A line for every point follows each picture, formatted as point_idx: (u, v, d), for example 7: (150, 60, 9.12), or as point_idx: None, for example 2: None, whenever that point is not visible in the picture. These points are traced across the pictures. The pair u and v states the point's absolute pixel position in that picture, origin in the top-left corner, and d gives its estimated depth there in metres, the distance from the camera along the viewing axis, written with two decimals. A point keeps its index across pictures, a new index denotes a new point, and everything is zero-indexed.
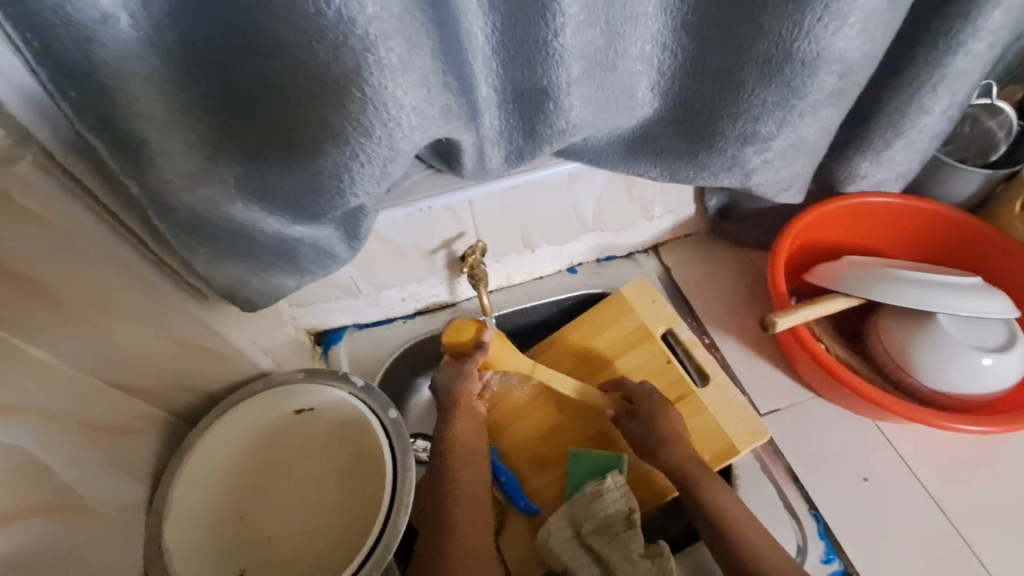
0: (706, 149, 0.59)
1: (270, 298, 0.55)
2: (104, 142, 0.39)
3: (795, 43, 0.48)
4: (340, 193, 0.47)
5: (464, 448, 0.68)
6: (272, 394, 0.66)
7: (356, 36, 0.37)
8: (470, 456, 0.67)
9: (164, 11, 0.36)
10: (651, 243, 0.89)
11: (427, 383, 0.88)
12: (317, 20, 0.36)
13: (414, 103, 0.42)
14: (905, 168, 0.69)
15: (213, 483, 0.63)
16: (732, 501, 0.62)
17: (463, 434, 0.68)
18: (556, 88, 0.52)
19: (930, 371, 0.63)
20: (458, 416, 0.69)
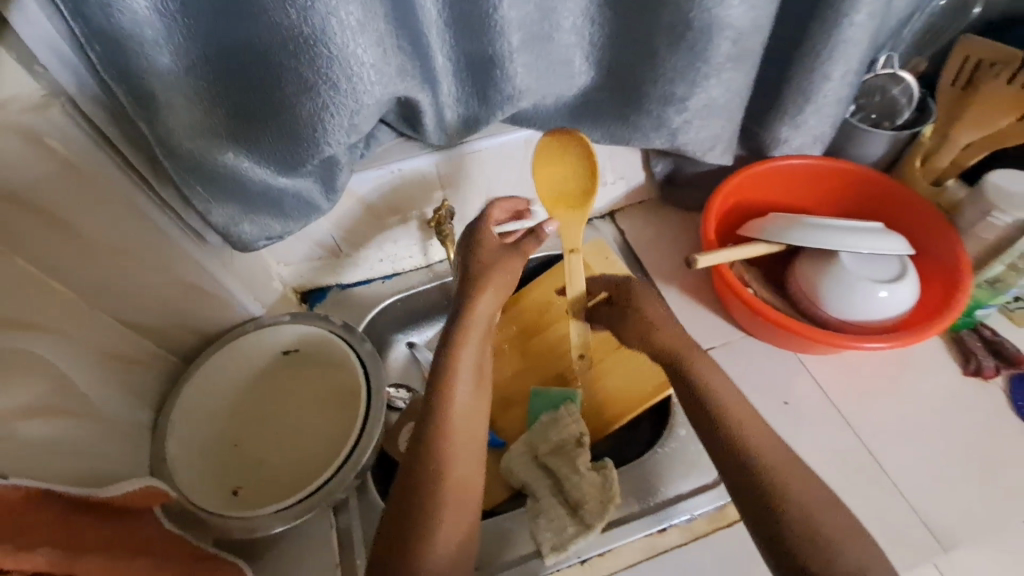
0: (635, 111, 0.68)
1: (259, 239, 0.64)
2: (124, 94, 0.49)
3: (692, 13, 0.57)
4: (317, 143, 0.56)
5: (465, 372, 0.66)
6: (261, 334, 0.75)
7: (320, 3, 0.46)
8: (470, 379, 0.67)
9: None
10: (607, 210, 0.99)
11: (404, 340, 0.99)
12: None
13: (372, 61, 0.52)
14: (820, 131, 0.78)
15: (210, 410, 0.73)
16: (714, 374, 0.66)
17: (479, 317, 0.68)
18: (501, 57, 0.61)
19: (835, 301, 0.73)
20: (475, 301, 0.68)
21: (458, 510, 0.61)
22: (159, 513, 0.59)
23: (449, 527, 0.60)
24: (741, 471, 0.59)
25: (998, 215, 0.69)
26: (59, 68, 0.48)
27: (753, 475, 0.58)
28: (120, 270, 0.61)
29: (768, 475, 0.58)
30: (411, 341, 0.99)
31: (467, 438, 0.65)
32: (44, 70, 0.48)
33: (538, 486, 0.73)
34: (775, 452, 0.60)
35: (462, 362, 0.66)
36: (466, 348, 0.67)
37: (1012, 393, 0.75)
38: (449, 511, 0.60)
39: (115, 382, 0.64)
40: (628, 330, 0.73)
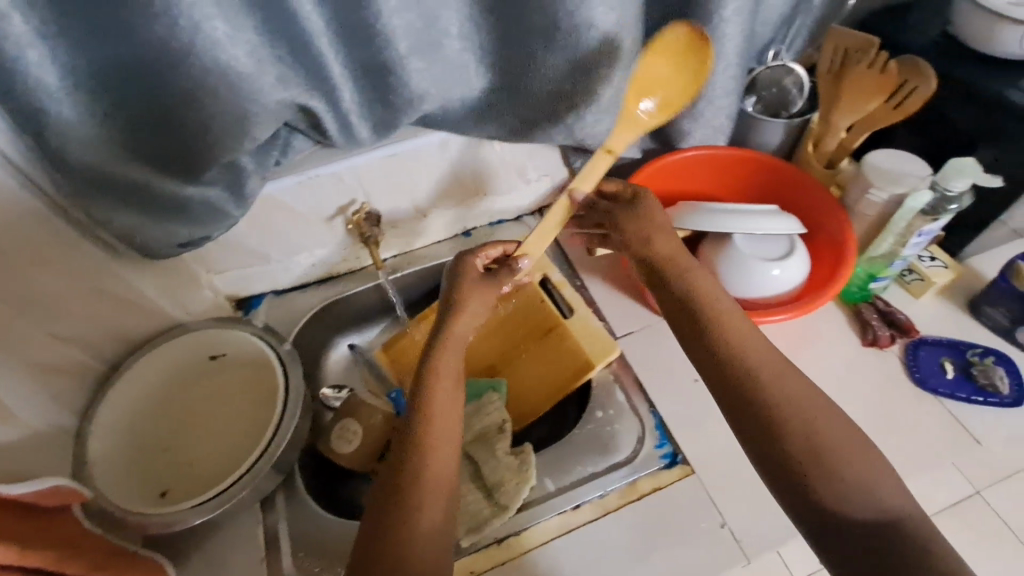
0: (532, 110, 0.72)
1: (166, 246, 0.66)
2: (9, 112, 0.51)
3: (558, 15, 0.61)
4: (213, 149, 0.60)
5: (446, 375, 0.63)
6: (187, 340, 0.78)
7: (187, 16, 0.50)
8: (452, 383, 0.63)
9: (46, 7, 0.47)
10: (535, 207, 1.03)
11: (346, 342, 1.01)
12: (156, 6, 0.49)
13: (247, 67, 0.56)
14: (718, 122, 0.83)
15: (137, 414, 0.75)
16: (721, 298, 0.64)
17: (462, 329, 0.66)
18: (394, 63, 0.65)
19: (737, 283, 0.76)
20: (457, 311, 0.67)
21: (439, 525, 0.56)
22: (77, 511, 0.61)
23: (432, 543, 0.54)
24: (757, 420, 0.57)
25: (876, 192, 0.74)
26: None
27: (763, 412, 0.57)
28: (37, 280, 0.63)
29: (773, 413, 0.56)
30: (353, 342, 1.01)
31: (448, 438, 0.60)
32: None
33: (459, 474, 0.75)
34: (789, 378, 0.58)
35: (443, 375, 0.63)
36: (447, 356, 0.64)
37: (907, 361, 0.79)
38: (427, 527, 0.55)
39: (36, 390, 0.66)
40: (632, 229, 0.70)
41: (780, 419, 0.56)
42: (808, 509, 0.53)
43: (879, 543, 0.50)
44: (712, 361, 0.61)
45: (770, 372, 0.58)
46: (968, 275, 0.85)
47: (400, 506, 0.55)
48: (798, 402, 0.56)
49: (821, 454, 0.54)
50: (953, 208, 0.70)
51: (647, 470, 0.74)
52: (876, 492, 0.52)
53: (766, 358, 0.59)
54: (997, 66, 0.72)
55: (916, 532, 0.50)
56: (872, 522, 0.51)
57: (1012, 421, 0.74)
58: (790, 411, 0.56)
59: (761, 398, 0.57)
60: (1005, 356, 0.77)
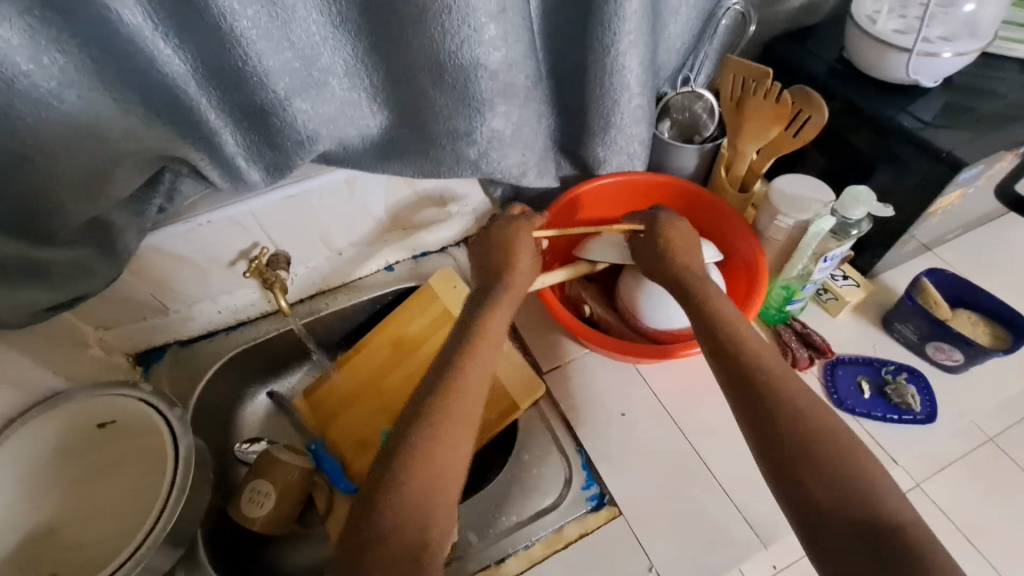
0: (433, 147, 0.69)
1: (24, 316, 0.59)
2: None
3: (442, 54, 0.58)
4: (69, 206, 0.55)
5: (485, 361, 0.61)
6: (66, 412, 0.70)
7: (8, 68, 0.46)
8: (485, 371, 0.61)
9: None
10: (461, 236, 1.00)
11: (265, 390, 0.94)
12: None
13: (82, 111, 0.52)
14: (631, 149, 0.83)
15: (15, 497, 0.68)
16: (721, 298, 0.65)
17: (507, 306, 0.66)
18: (273, 106, 0.61)
19: (653, 314, 0.76)
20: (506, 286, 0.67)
21: (447, 496, 0.54)
22: None
23: (434, 510, 0.53)
24: (764, 408, 0.55)
25: (783, 218, 0.75)
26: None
27: (767, 396, 0.55)
28: None
29: (773, 403, 0.54)
30: (272, 389, 0.94)
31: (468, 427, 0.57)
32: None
33: None
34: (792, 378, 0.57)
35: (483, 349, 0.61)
36: (490, 338, 0.63)
37: (825, 381, 0.79)
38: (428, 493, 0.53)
39: None
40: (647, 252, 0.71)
41: (788, 409, 0.54)
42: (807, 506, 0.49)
43: (870, 550, 0.46)
44: (728, 343, 0.60)
45: (771, 363, 0.57)
46: (882, 290, 0.86)
47: (414, 463, 0.54)
48: (799, 400, 0.54)
49: (820, 449, 0.51)
50: (854, 233, 0.72)
51: (573, 514, 0.71)
52: (872, 491, 0.48)
53: (766, 355, 0.58)
54: (888, 91, 0.74)
55: (913, 537, 0.46)
56: (866, 516, 0.47)
57: (926, 437, 0.75)
58: (797, 406, 0.54)
59: (769, 383, 0.56)
60: (917, 371, 0.79)
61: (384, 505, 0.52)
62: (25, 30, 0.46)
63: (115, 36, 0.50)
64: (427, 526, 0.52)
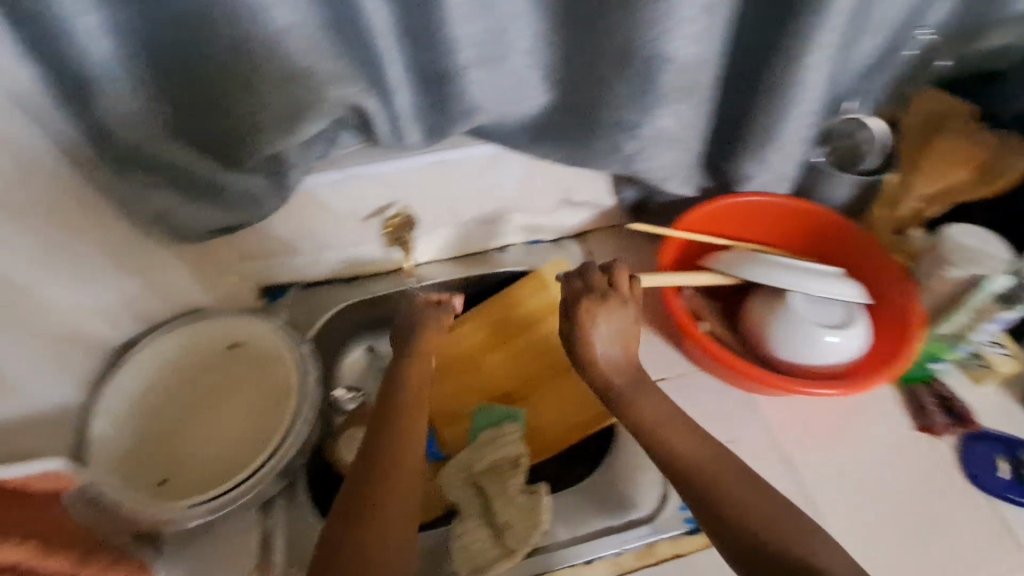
0: (593, 136, 0.68)
1: (200, 229, 0.64)
2: (50, 76, 0.48)
3: (638, 43, 0.57)
4: (257, 139, 0.58)
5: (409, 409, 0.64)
6: (207, 327, 0.75)
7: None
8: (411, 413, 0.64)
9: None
10: (577, 231, 0.99)
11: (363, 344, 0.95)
12: None
13: (297, 50, 0.54)
14: (784, 170, 0.79)
15: (146, 399, 0.73)
16: (655, 406, 0.62)
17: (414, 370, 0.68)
18: (454, 71, 0.62)
19: (787, 344, 0.72)
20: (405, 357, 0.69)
21: (399, 529, 0.54)
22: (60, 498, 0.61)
23: (388, 547, 0.53)
24: (694, 495, 0.57)
25: (953, 269, 0.69)
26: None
27: (684, 480, 0.58)
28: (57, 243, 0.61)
29: (702, 488, 0.57)
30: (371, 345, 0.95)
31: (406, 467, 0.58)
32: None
33: (467, 505, 0.73)
34: (709, 452, 0.59)
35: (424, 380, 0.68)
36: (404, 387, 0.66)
37: (960, 453, 0.73)
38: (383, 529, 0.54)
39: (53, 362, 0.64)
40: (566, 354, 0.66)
41: (712, 491, 0.56)
42: (744, 538, 0.53)
43: None
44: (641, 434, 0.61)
45: (693, 447, 0.59)
46: None
47: (351, 508, 0.54)
48: (720, 475, 0.57)
49: (762, 529, 0.53)
50: None
51: (668, 532, 0.69)
52: (716, 496, 0.56)
53: (684, 437, 0.60)
54: None
55: (816, 549, 0.52)
56: (772, 532, 0.53)
57: None
58: (723, 488, 0.56)
59: (687, 465, 0.58)
60: None
61: (341, 549, 0.51)
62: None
63: None
64: (380, 562, 0.51)
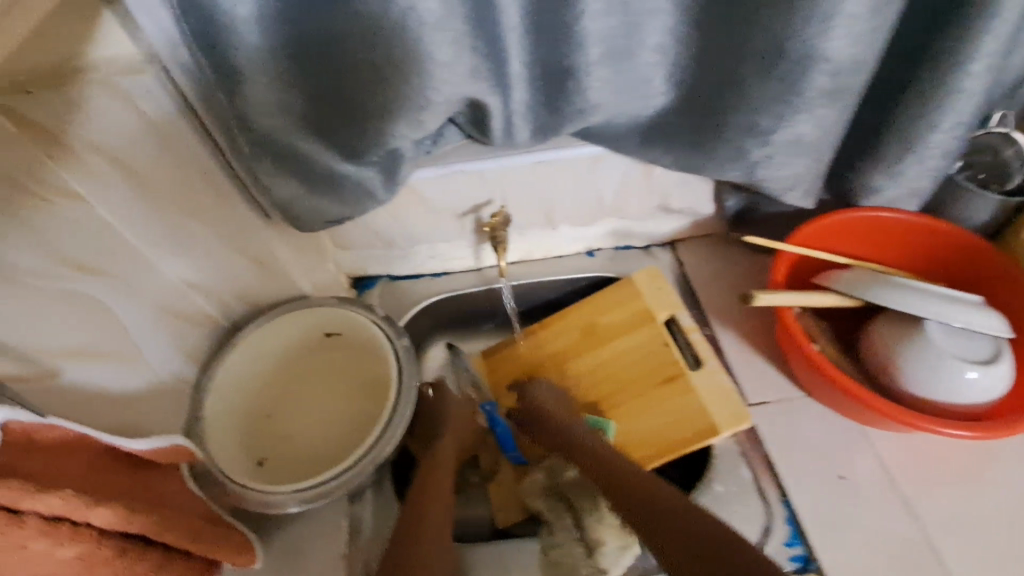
0: (713, 139, 0.64)
1: (318, 221, 0.64)
2: (206, 62, 0.49)
3: (789, 41, 0.53)
4: (383, 134, 0.57)
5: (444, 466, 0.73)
6: (309, 314, 0.76)
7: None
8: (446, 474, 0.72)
9: None
10: (670, 238, 0.95)
11: (444, 341, 0.97)
12: None
13: (444, 59, 0.52)
14: (918, 185, 0.72)
15: (252, 380, 0.75)
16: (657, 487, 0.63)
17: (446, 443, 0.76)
18: (579, 70, 0.60)
19: (915, 376, 0.66)
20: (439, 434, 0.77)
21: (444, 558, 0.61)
22: (184, 471, 0.61)
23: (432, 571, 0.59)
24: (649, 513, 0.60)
25: None
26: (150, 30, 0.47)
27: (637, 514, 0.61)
28: (186, 226, 0.63)
29: (656, 507, 0.61)
30: (451, 341, 0.97)
31: (439, 511, 0.66)
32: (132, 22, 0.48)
33: (555, 516, 0.72)
34: (667, 496, 0.62)
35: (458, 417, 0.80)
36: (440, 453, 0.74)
37: None
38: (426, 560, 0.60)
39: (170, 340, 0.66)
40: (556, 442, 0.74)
41: (665, 508, 0.60)
42: (683, 554, 0.55)
43: None
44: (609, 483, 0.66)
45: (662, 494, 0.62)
46: None
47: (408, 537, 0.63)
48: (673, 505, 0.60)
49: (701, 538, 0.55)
50: None
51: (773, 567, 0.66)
52: (677, 518, 0.58)
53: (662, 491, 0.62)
54: None
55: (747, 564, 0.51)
56: (708, 546, 0.54)
57: None
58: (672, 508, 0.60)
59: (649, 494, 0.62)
60: None
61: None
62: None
63: None
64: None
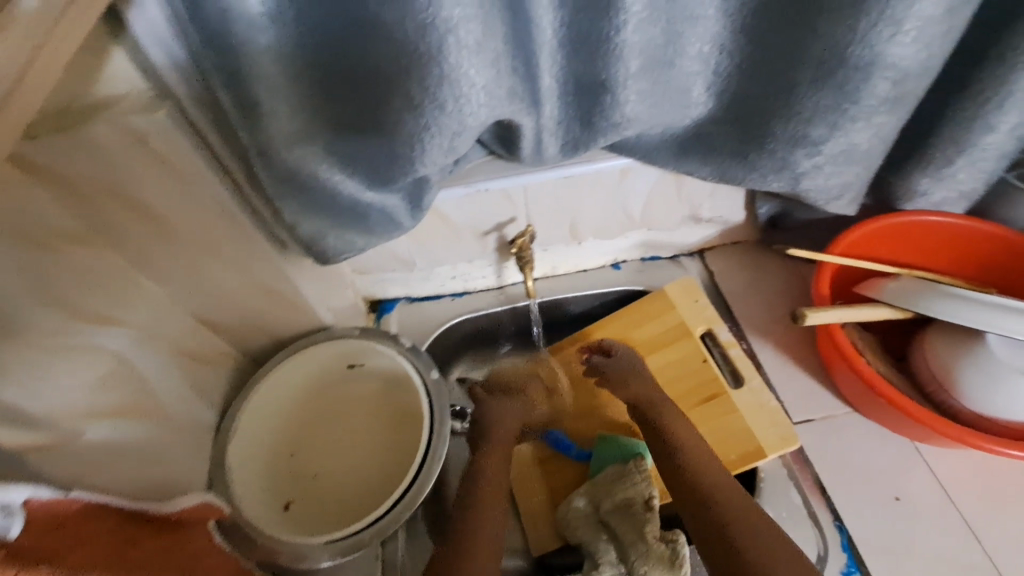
0: (756, 149, 0.60)
1: (343, 253, 0.60)
2: (229, 96, 0.46)
3: (849, 48, 0.50)
4: (411, 161, 0.52)
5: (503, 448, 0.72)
6: (331, 346, 0.72)
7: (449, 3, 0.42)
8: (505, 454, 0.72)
9: None
10: (698, 247, 0.91)
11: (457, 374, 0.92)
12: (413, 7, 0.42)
13: (484, 82, 0.48)
14: (968, 187, 0.68)
15: (275, 418, 0.71)
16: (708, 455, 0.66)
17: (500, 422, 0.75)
18: (614, 82, 0.54)
19: (974, 393, 0.62)
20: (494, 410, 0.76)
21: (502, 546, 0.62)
22: (211, 526, 0.56)
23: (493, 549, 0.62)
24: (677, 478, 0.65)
25: None
26: (163, 61, 0.44)
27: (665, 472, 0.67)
28: (203, 265, 0.59)
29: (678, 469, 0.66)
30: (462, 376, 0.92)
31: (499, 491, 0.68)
32: (142, 54, 0.44)
33: (599, 547, 0.68)
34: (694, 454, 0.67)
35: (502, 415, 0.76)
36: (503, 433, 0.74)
37: None
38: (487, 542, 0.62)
39: (187, 383, 0.63)
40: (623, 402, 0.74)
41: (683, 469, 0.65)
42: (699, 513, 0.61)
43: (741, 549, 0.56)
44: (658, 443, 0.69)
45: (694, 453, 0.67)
46: None
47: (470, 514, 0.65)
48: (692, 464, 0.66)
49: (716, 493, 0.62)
50: None
51: None
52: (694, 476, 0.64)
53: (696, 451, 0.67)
54: None
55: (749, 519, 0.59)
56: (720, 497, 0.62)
57: None
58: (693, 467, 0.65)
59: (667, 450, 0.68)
60: None
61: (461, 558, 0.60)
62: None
63: None
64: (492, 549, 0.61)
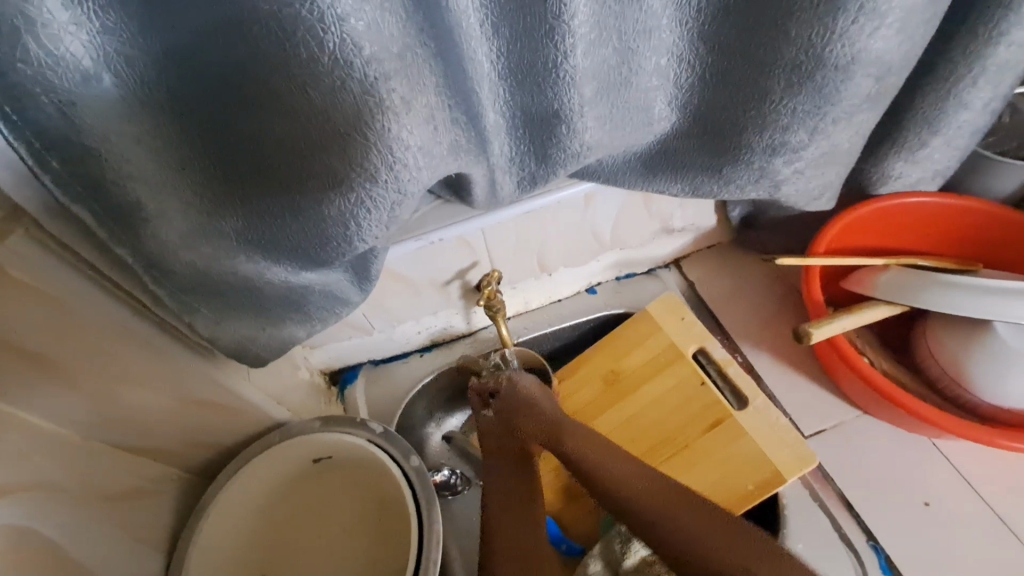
0: (731, 162, 0.54)
1: (282, 350, 0.53)
2: (91, 213, 0.37)
3: (827, 48, 0.45)
4: (347, 240, 0.43)
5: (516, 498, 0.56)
6: (288, 446, 0.62)
7: (360, 61, 0.35)
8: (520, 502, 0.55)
9: (137, 47, 0.33)
10: (672, 257, 0.86)
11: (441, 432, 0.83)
12: (315, 68, 0.35)
13: (420, 142, 0.40)
14: (944, 165, 0.65)
15: (232, 542, 0.61)
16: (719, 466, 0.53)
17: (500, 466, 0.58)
18: (568, 111, 0.47)
19: (987, 385, 0.59)
20: (492, 455, 0.59)
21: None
22: None
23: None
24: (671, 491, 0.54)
25: None
26: None
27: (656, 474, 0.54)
28: (113, 391, 0.49)
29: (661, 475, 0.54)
30: (448, 433, 0.83)
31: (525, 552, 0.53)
32: None
33: None
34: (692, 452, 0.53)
35: (506, 479, 0.57)
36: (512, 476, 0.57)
37: None
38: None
39: (117, 529, 0.52)
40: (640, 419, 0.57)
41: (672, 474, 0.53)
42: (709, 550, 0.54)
43: None
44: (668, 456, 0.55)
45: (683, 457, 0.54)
46: None
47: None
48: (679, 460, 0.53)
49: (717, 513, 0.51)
50: None
51: None
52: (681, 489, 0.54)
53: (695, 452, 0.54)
54: None
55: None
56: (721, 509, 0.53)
57: None
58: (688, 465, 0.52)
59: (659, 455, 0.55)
60: None
61: None
62: (396, 18, 0.35)
63: (447, 25, 0.38)
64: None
